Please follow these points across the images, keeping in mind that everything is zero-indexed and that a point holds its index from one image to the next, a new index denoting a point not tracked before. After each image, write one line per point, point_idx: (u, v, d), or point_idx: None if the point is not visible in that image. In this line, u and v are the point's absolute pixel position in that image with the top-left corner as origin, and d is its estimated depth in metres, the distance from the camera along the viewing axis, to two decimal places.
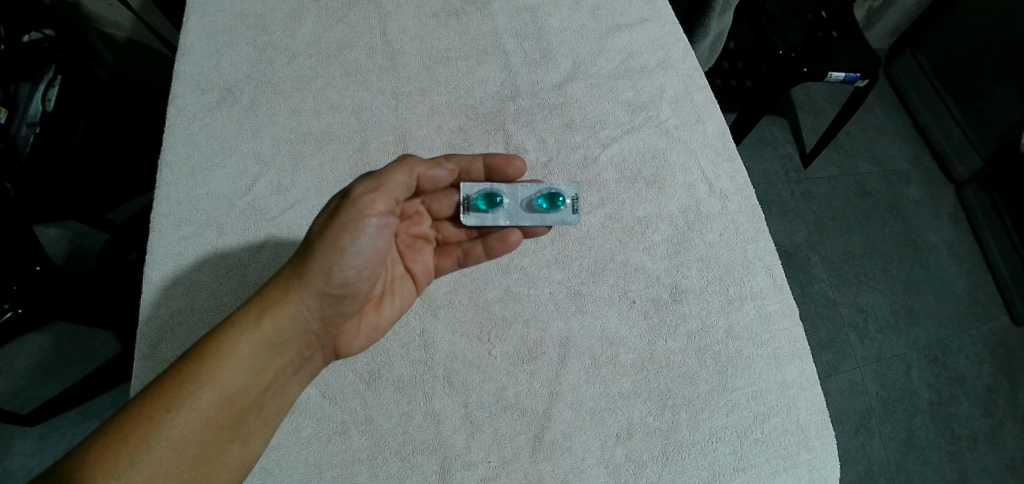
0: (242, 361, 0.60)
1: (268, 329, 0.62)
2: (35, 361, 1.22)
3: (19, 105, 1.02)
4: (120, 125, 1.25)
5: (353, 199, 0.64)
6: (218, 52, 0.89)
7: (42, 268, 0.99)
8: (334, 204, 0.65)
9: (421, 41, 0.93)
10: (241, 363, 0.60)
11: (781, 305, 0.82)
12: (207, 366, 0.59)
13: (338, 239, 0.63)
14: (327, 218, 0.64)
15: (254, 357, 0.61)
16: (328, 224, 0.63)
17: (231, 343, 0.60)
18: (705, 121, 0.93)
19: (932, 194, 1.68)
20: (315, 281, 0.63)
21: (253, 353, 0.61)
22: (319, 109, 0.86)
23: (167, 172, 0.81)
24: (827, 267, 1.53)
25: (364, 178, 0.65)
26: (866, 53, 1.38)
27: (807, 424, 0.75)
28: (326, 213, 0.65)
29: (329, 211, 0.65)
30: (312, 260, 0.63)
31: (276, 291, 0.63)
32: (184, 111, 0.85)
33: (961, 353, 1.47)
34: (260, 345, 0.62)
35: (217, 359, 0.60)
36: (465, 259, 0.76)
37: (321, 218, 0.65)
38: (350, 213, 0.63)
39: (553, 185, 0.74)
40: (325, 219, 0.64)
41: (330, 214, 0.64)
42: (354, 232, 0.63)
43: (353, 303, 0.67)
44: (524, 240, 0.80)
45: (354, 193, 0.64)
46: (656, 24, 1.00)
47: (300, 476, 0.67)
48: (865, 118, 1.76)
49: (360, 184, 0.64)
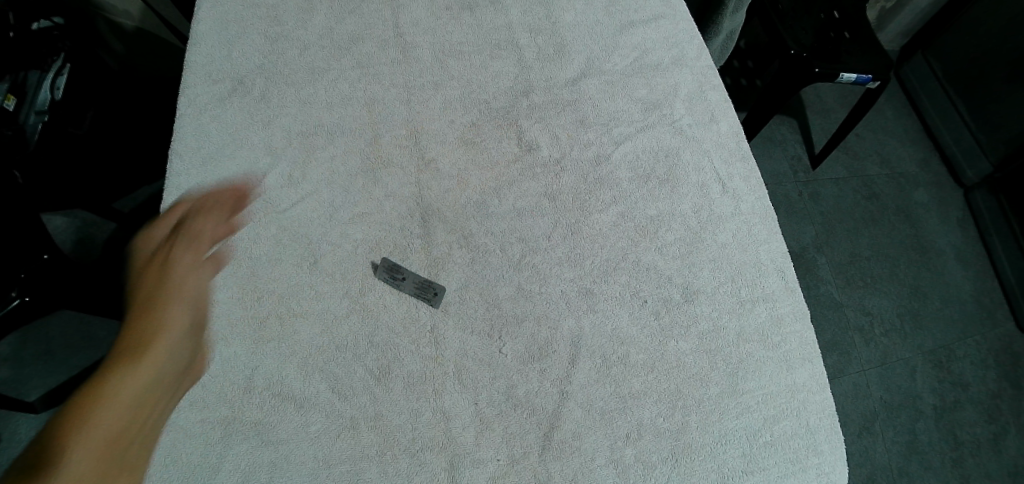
0: (123, 398, 0.63)
1: (144, 370, 0.65)
2: (40, 350, 1.24)
3: (27, 93, 1.04)
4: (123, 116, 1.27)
5: (186, 241, 0.72)
6: (230, 42, 0.89)
7: (50, 256, 1.02)
8: (160, 259, 0.71)
9: (433, 34, 0.92)
10: (123, 402, 0.63)
11: (792, 308, 0.81)
12: (89, 412, 0.61)
13: (182, 281, 0.71)
14: (161, 269, 0.71)
15: (134, 395, 0.64)
16: (163, 275, 0.70)
17: (111, 389, 0.63)
18: (719, 120, 0.92)
19: (941, 198, 1.67)
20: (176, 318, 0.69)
21: (133, 393, 0.64)
22: (331, 101, 0.86)
23: (177, 161, 0.80)
24: (834, 270, 1.52)
25: (184, 226, 0.73)
26: (879, 55, 1.37)
27: (817, 428, 0.75)
28: (152, 269, 0.70)
29: (155, 264, 0.71)
30: (165, 305, 0.69)
31: (144, 334, 0.67)
32: (195, 102, 0.84)
33: (966, 359, 1.46)
34: (140, 384, 0.65)
35: (97, 404, 0.62)
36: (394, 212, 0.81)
37: (148, 274, 0.70)
38: (187, 258, 0.72)
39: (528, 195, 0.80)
40: (157, 272, 0.70)
41: (161, 269, 0.70)
42: (194, 272, 0.72)
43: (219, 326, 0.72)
44: (533, 232, 0.80)
45: (182, 237, 0.72)
46: (670, 21, 0.99)
47: (308, 471, 0.66)
48: (875, 120, 1.75)
49: (185, 228, 0.73)
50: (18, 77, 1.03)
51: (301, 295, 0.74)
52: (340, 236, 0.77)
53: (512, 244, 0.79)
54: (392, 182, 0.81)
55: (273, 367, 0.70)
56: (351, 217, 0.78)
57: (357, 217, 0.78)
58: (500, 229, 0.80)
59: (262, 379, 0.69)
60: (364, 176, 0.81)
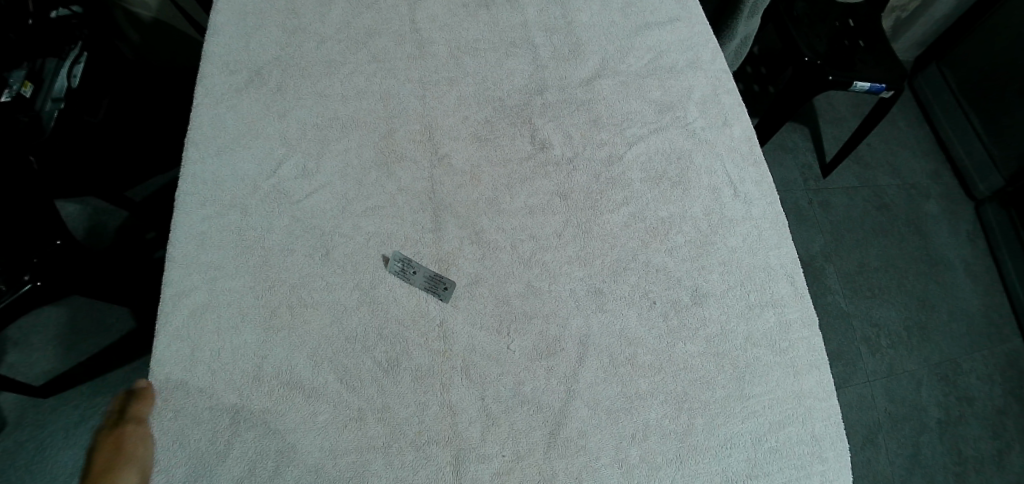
0: None
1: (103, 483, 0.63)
2: (51, 336, 1.28)
3: (44, 81, 1.08)
4: (138, 110, 1.32)
5: (139, 423, 0.66)
6: (248, 33, 0.90)
7: (62, 242, 1.05)
8: (113, 440, 0.65)
9: (449, 30, 0.93)
10: None
11: (801, 314, 0.81)
12: None
13: (136, 454, 0.65)
14: (112, 449, 0.64)
15: None
16: (116, 456, 0.64)
17: None
18: (732, 124, 0.92)
19: (952, 210, 1.66)
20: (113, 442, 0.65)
21: None
22: (346, 94, 0.86)
23: (192, 150, 0.81)
24: (841, 279, 1.51)
25: (134, 401, 0.66)
26: (894, 64, 1.36)
27: (822, 435, 0.74)
28: (106, 449, 0.64)
29: (108, 444, 0.65)
30: (119, 477, 0.63)
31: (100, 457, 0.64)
32: (211, 91, 0.85)
33: (973, 374, 1.44)
34: None
35: None
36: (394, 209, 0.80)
37: (102, 453, 0.64)
38: (140, 433, 0.66)
39: (511, 196, 0.82)
40: (110, 453, 0.64)
41: (114, 450, 0.64)
42: (148, 442, 0.66)
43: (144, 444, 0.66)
44: (543, 206, 0.81)
45: (133, 423, 0.66)
46: (686, 24, 0.99)
47: (314, 461, 0.66)
48: (887, 130, 1.74)
49: (133, 411, 0.66)
50: (35, 65, 1.08)
51: (311, 285, 0.74)
52: (352, 228, 0.77)
53: (523, 241, 0.79)
54: (406, 176, 0.81)
55: (282, 356, 0.70)
56: (364, 210, 0.79)
57: (370, 210, 0.79)
58: (511, 226, 0.80)
59: (271, 368, 0.70)
60: (377, 169, 0.81)
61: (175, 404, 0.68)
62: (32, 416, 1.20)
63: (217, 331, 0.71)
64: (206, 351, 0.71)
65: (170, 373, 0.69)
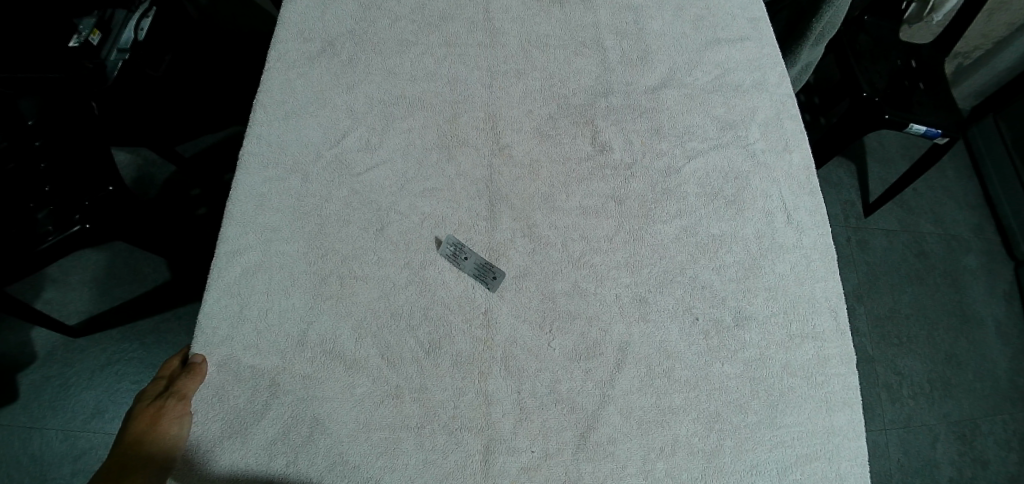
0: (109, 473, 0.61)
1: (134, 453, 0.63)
2: (88, 277, 1.31)
3: (112, 31, 1.13)
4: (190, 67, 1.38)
5: (181, 400, 0.66)
6: (325, 4, 0.92)
7: (114, 188, 1.05)
8: (153, 411, 0.65)
9: (522, 23, 0.94)
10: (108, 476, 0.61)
11: (841, 349, 0.78)
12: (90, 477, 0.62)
13: (169, 433, 0.65)
14: (150, 420, 0.65)
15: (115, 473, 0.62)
16: (150, 430, 0.64)
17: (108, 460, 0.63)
18: (792, 150, 0.90)
19: (992, 266, 1.61)
20: (149, 415, 0.65)
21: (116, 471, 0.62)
22: (414, 75, 0.87)
23: (262, 113, 0.83)
24: (870, 322, 1.48)
25: (183, 378, 0.67)
26: (954, 110, 1.32)
27: (847, 475, 0.72)
28: (144, 419, 0.65)
29: (148, 414, 0.65)
30: (150, 451, 0.63)
31: (138, 427, 0.64)
32: (285, 58, 0.87)
33: (992, 437, 1.39)
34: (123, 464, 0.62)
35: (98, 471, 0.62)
36: (445, 192, 0.79)
37: (139, 422, 0.65)
38: (179, 411, 0.66)
39: (558, 194, 0.82)
40: (146, 425, 0.64)
41: (151, 422, 0.64)
42: (183, 421, 0.66)
43: (178, 425, 0.65)
44: (587, 212, 0.81)
45: (176, 399, 0.66)
46: (756, 44, 0.97)
47: (347, 431, 0.67)
48: (936, 177, 1.70)
49: (180, 386, 0.66)
50: (106, 15, 1.13)
51: (362, 258, 0.75)
52: (409, 207, 0.78)
53: (573, 241, 0.79)
54: (465, 162, 0.82)
55: (328, 324, 0.71)
56: (421, 191, 0.79)
57: (427, 190, 0.79)
58: (563, 224, 0.80)
59: (316, 335, 0.71)
60: (438, 151, 0.82)
61: (217, 357, 0.69)
62: (61, 354, 1.23)
63: (266, 292, 0.73)
64: (253, 309, 0.72)
65: (217, 327, 0.71)
